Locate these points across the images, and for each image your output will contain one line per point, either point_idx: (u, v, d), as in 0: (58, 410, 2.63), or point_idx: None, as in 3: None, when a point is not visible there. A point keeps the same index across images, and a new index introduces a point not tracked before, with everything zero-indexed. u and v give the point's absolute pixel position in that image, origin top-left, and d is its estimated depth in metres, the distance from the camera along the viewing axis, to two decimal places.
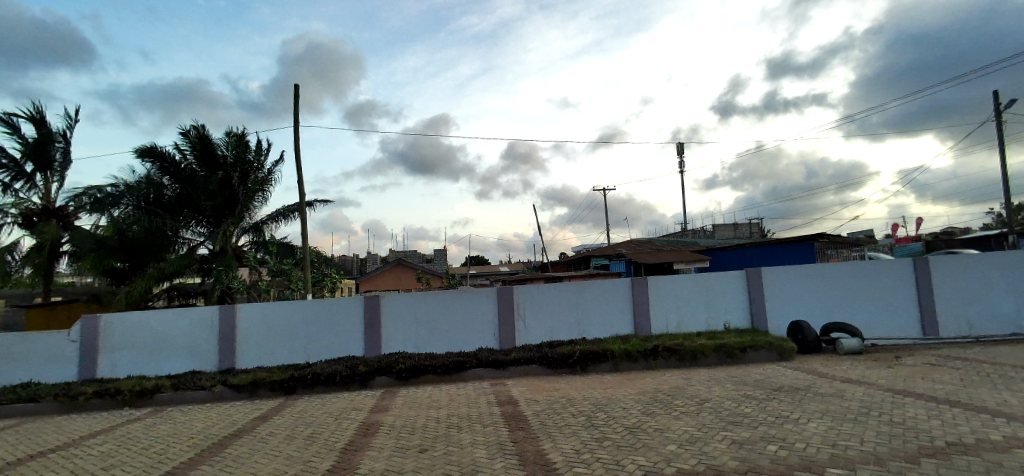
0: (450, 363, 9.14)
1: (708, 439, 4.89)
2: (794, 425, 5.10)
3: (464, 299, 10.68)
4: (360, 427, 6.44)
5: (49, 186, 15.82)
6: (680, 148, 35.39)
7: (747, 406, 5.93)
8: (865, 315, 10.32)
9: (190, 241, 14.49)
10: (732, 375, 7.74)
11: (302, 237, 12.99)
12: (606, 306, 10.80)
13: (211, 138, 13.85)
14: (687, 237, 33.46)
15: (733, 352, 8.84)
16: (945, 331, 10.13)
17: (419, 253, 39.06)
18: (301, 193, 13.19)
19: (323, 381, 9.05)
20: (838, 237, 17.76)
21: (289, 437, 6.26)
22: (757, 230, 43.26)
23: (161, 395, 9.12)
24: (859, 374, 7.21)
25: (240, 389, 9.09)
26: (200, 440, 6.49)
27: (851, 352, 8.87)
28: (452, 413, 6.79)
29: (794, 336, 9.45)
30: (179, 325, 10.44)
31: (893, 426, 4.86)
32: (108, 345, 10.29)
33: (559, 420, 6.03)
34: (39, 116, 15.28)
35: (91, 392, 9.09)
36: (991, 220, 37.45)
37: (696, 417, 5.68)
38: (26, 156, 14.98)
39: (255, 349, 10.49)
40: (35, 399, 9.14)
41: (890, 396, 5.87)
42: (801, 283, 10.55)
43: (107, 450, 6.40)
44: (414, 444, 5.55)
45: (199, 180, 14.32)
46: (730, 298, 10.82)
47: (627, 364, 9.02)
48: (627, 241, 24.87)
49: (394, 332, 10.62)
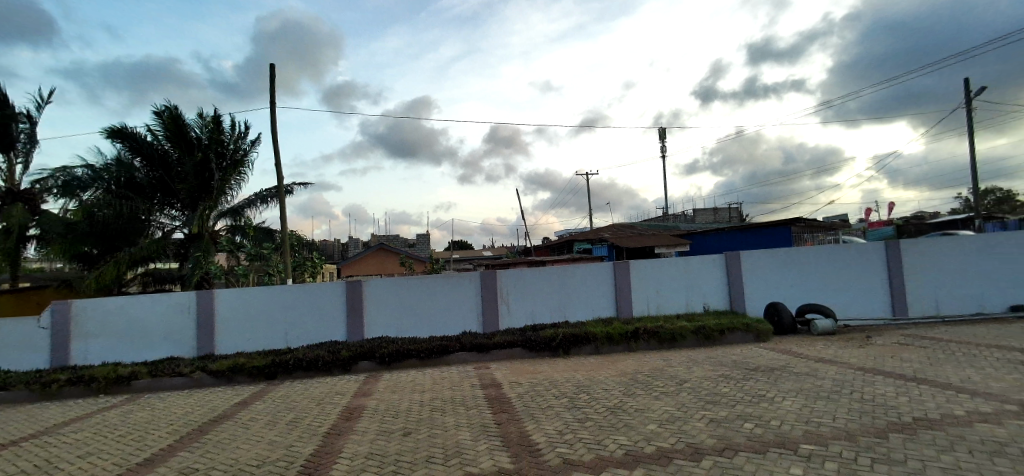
0: (433, 348, 9.15)
1: (687, 419, 5.00)
2: (770, 404, 5.24)
3: (447, 283, 10.66)
4: (343, 412, 6.43)
5: (13, 168, 15.23)
6: (661, 133, 35.58)
7: (725, 386, 6.07)
8: (839, 297, 10.62)
9: (164, 225, 14.15)
10: (710, 356, 7.91)
11: (281, 222, 12.76)
12: (588, 290, 10.90)
13: (185, 119, 13.46)
14: (668, 222, 33.83)
15: (712, 334, 9.03)
16: (914, 311, 10.49)
17: (401, 237, 38.78)
18: (279, 176, 12.93)
19: (305, 367, 8.99)
20: (814, 221, 18.13)
21: (270, 422, 6.22)
22: (736, 214, 43.95)
23: (137, 382, 8.96)
24: (832, 353, 7.44)
25: (220, 375, 8.98)
26: (179, 427, 6.42)
27: (824, 332, 9.13)
28: (436, 397, 6.82)
29: (770, 318, 9.67)
30: (155, 311, 10.23)
31: (863, 403, 5.03)
32: (80, 332, 10.04)
33: (542, 402, 6.10)
34: (0, 95, 14.63)
35: (64, 379, 8.90)
36: (960, 205, 38.61)
37: (676, 397, 5.80)
38: None
39: (234, 334, 10.35)
40: (4, 387, 8.90)
41: (861, 375, 6.07)
42: (779, 267, 10.78)
43: (83, 438, 6.29)
44: (397, 427, 5.57)
45: (173, 162, 13.94)
46: (709, 281, 11.01)
47: (609, 346, 9.13)
48: (610, 226, 25.06)
49: (377, 316, 10.58)
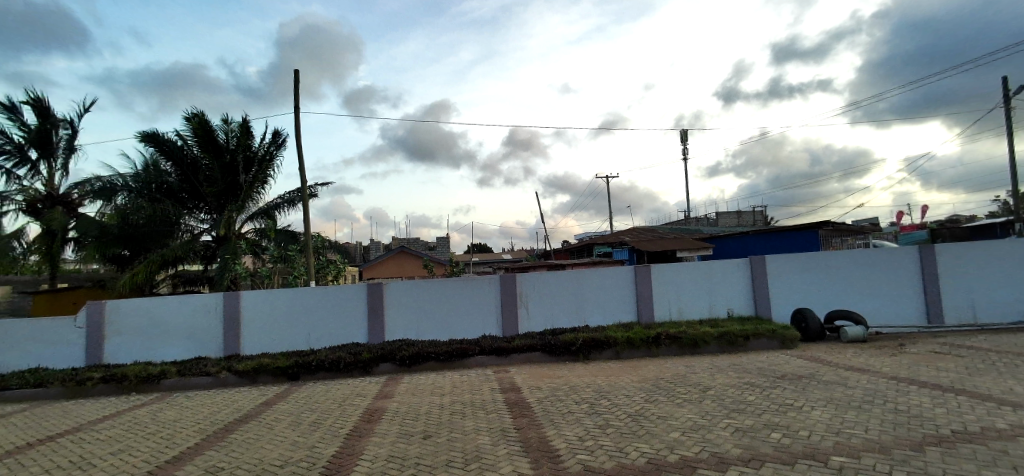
0: (452, 351, 9.17)
1: (711, 427, 4.88)
2: (798, 413, 5.10)
3: (467, 286, 10.67)
4: (364, 413, 6.48)
5: (52, 173, 15.81)
6: (684, 134, 35.13)
7: (750, 393, 5.93)
8: (869, 303, 10.29)
9: (193, 228, 14.52)
10: (735, 363, 7.74)
11: (305, 225, 12.96)
12: (608, 294, 10.79)
13: (212, 125, 13.76)
14: (689, 225, 33.32)
15: (736, 340, 8.84)
16: (950, 319, 10.10)
17: (421, 241, 39.07)
18: (303, 180, 13.14)
19: (327, 368, 9.09)
20: (842, 225, 17.65)
21: (293, 423, 6.30)
22: (760, 217, 43.03)
23: (165, 381, 9.18)
24: (863, 362, 7.19)
25: (245, 375, 9.14)
26: (206, 425, 6.56)
27: (855, 340, 8.84)
28: (455, 400, 6.82)
29: (797, 324, 9.42)
30: (183, 311, 10.48)
31: (897, 414, 4.85)
32: (113, 331, 10.34)
33: (562, 407, 6.04)
34: (41, 102, 15.22)
35: (98, 377, 9.17)
36: (998, 208, 37.07)
37: (699, 404, 5.68)
38: (30, 142, 14.96)
39: (259, 335, 10.54)
40: (42, 384, 9.23)
41: (894, 384, 5.85)
42: (805, 271, 10.50)
43: (116, 435, 6.48)
44: (417, 430, 5.59)
45: (202, 167, 14.30)
46: (733, 286, 10.79)
47: (629, 351, 9.01)
48: (631, 230, 24.86)
49: (397, 319, 10.65)
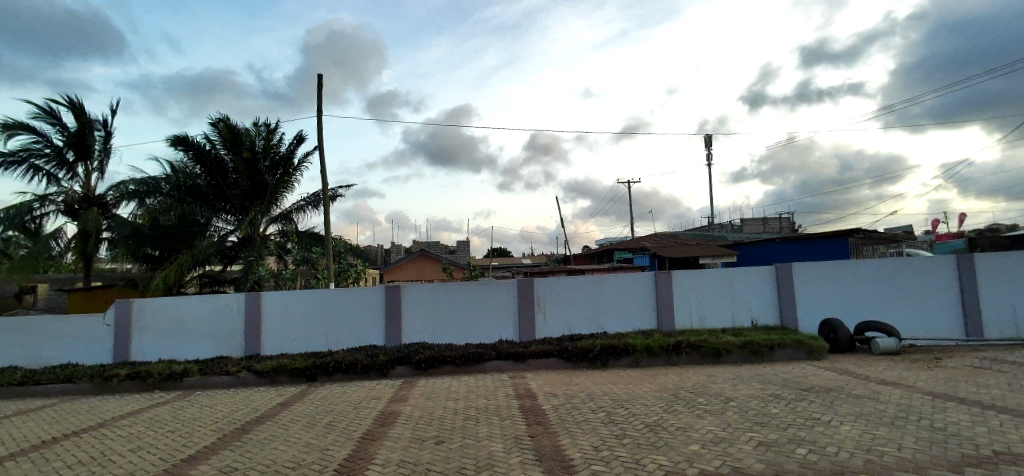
0: (469, 355, 9.10)
1: (733, 440, 4.69)
2: (825, 428, 4.86)
3: (484, 290, 10.62)
4: (378, 416, 6.46)
5: (88, 175, 16.36)
6: (707, 139, 34.62)
7: (774, 406, 5.69)
8: (901, 315, 9.87)
9: (220, 229, 14.82)
10: (759, 373, 7.48)
11: (326, 227, 13.09)
12: (628, 300, 10.60)
13: (239, 128, 14.07)
14: (713, 231, 32.73)
15: (760, 350, 8.55)
16: (990, 333, 9.59)
17: (443, 244, 39.22)
18: (324, 183, 13.29)
19: (344, 370, 9.12)
20: (873, 232, 17.05)
21: (308, 424, 6.32)
22: (787, 225, 42.04)
23: (188, 379, 9.34)
24: (895, 375, 6.87)
25: (264, 375, 9.23)
26: (223, 425, 6.60)
27: (887, 352, 8.45)
28: (469, 405, 6.73)
29: (825, 335, 9.06)
30: (207, 311, 10.67)
31: (933, 432, 4.57)
32: (139, 328, 10.58)
33: (578, 415, 5.90)
34: (78, 106, 15.77)
35: (124, 374, 9.37)
36: None
37: (720, 416, 5.47)
38: (68, 145, 15.50)
39: (279, 335, 10.65)
40: (72, 380, 9.48)
41: (929, 400, 5.55)
42: (834, 280, 10.13)
43: (137, 431, 6.60)
44: (430, 435, 5.52)
45: (229, 169, 14.62)
46: (758, 294, 10.47)
47: (649, 359, 8.80)
48: (652, 236, 24.54)
49: (414, 322, 10.64)
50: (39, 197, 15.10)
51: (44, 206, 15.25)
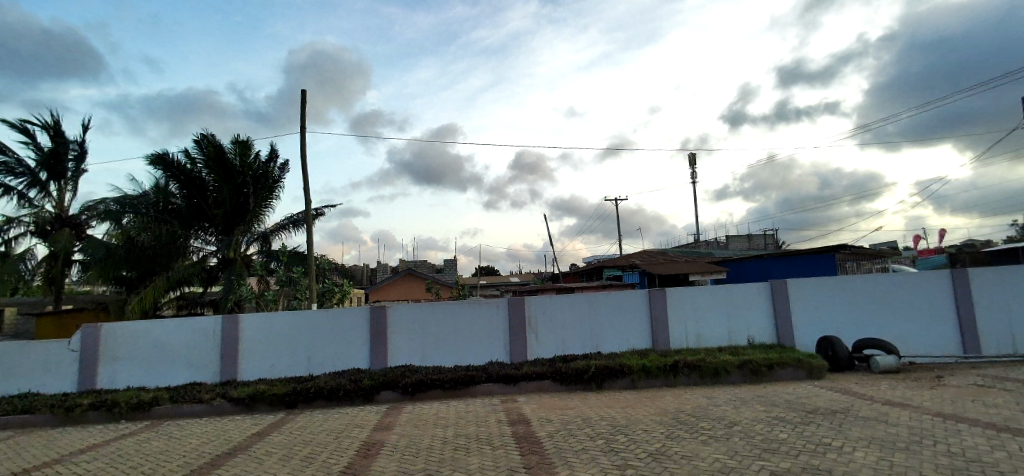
0: (458, 378, 8.69)
1: (743, 470, 4.40)
2: (839, 455, 4.59)
3: (473, 309, 10.27)
4: (361, 447, 6.03)
5: (62, 194, 15.76)
6: (690, 156, 35.03)
7: (781, 431, 5.40)
8: (898, 332, 9.74)
9: (199, 250, 14.29)
10: (760, 395, 7.23)
11: (308, 245, 12.66)
12: (623, 319, 10.32)
13: (221, 146, 13.70)
14: (700, 248, 32.83)
15: (760, 370, 8.30)
16: (987, 349, 9.49)
17: (429, 263, 38.70)
18: (307, 200, 12.89)
19: (326, 396, 8.65)
20: (860, 248, 17.11)
21: (284, 457, 5.87)
22: (771, 242, 42.42)
23: (158, 408, 8.78)
24: (899, 395, 6.66)
25: (240, 403, 8.71)
26: (191, 459, 6.10)
27: (887, 370, 8.26)
28: (459, 434, 6.32)
29: (824, 353, 8.86)
30: (181, 335, 10.13)
31: (953, 458, 4.32)
32: (107, 355, 9.99)
33: (576, 443, 5.55)
34: (52, 124, 15.24)
35: (88, 404, 8.78)
36: (1015, 232, 35.96)
37: (726, 442, 5.16)
38: (41, 163, 14.93)
39: (257, 360, 10.13)
40: (31, 411, 8.84)
41: (940, 422, 5.33)
42: (829, 295, 10.00)
43: (97, 468, 6.09)
44: (417, 469, 5.11)
45: (210, 188, 14.17)
46: (753, 311, 10.27)
47: (646, 381, 8.50)
48: (640, 253, 24.48)
49: (400, 343, 10.22)
50: (8, 217, 14.44)
51: (13, 227, 14.59)
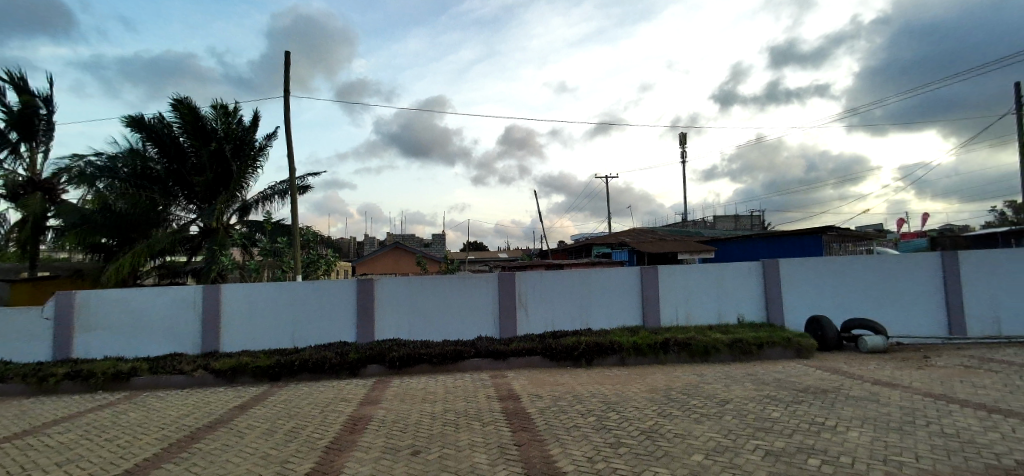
0: (447, 353, 8.57)
1: (737, 449, 4.33)
2: (834, 435, 4.54)
3: (462, 284, 10.10)
4: (346, 422, 5.89)
5: (35, 157, 15.11)
6: (681, 135, 34.90)
7: (774, 409, 5.36)
8: (886, 313, 9.80)
9: (179, 218, 13.85)
10: (749, 373, 7.22)
11: (292, 216, 12.29)
12: (613, 297, 10.25)
13: (200, 109, 13.15)
14: (687, 228, 32.96)
15: (750, 349, 8.29)
16: (972, 331, 9.61)
17: (417, 237, 38.30)
18: (291, 169, 12.46)
19: (311, 369, 8.48)
20: (846, 231, 17.19)
21: (266, 432, 5.69)
22: (758, 224, 42.66)
23: (137, 379, 8.54)
24: (888, 375, 6.68)
25: (222, 375, 8.51)
26: (170, 432, 5.91)
27: (874, 350, 8.31)
28: (448, 409, 6.20)
29: (813, 333, 8.88)
30: (161, 305, 9.83)
31: (947, 439, 4.30)
32: (83, 324, 9.67)
33: (567, 420, 5.47)
34: (21, 83, 14.47)
35: (62, 374, 8.51)
36: (995, 218, 36.30)
37: (719, 421, 5.10)
38: (11, 123, 14.24)
39: (240, 331, 9.89)
40: (3, 380, 8.55)
41: (931, 402, 5.33)
42: (819, 277, 10.01)
43: (70, 440, 5.86)
44: (405, 444, 4.98)
45: (189, 154, 13.63)
46: (744, 291, 10.26)
47: (636, 358, 8.45)
48: (630, 232, 24.47)
49: (387, 317, 10.04)
50: None
51: None
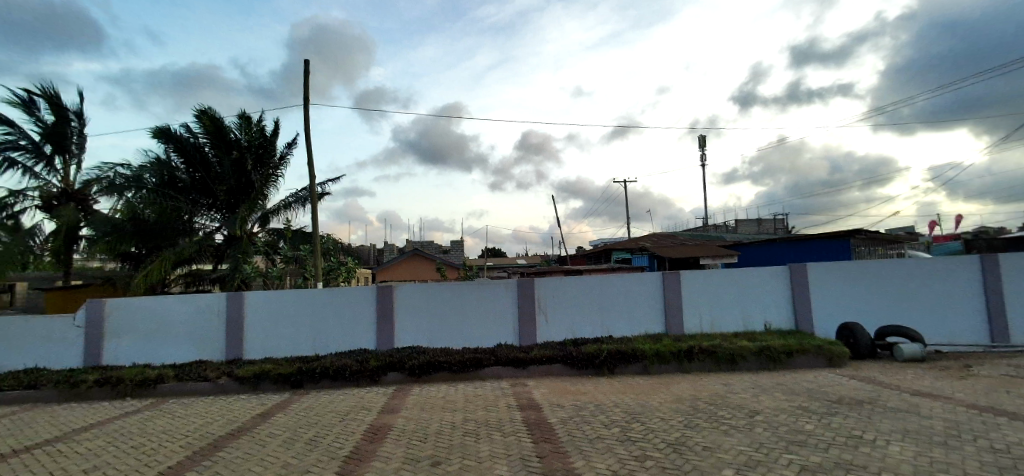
0: (466, 360, 8.49)
1: (769, 463, 4.15)
2: (872, 449, 4.32)
3: (481, 290, 10.04)
4: (367, 431, 5.84)
5: (68, 169, 15.58)
6: (700, 137, 34.44)
7: (807, 421, 5.15)
8: (922, 320, 9.41)
9: (204, 227, 14.11)
10: (779, 382, 6.98)
11: (313, 223, 12.41)
12: (635, 303, 10.06)
13: (223, 120, 13.41)
14: (709, 232, 32.45)
15: (778, 357, 8.03)
16: (1016, 338, 9.16)
17: (436, 244, 38.44)
18: (311, 177, 12.59)
19: (332, 376, 8.49)
20: (876, 233, 16.63)
21: (287, 441, 5.67)
22: (781, 228, 41.76)
23: (162, 386, 8.65)
24: (927, 385, 6.38)
25: (244, 382, 8.57)
26: (193, 440, 5.95)
27: (911, 359, 7.97)
28: (468, 418, 6.12)
29: (844, 340, 8.58)
30: (186, 312, 9.97)
31: (996, 455, 4.06)
32: (112, 331, 9.86)
33: (590, 430, 5.33)
34: (54, 97, 14.96)
35: (92, 380, 8.67)
36: None
37: (750, 433, 4.91)
38: (46, 136, 14.72)
39: (262, 338, 9.98)
40: (35, 386, 8.75)
41: (975, 415, 5.06)
42: (849, 282, 9.68)
43: (97, 447, 5.94)
44: (425, 455, 4.91)
45: (213, 164, 13.90)
46: (770, 296, 9.98)
47: (659, 366, 8.25)
48: (650, 237, 24.16)
49: (406, 324, 10.02)
50: (14, 192, 14.27)
51: (19, 202, 14.42)
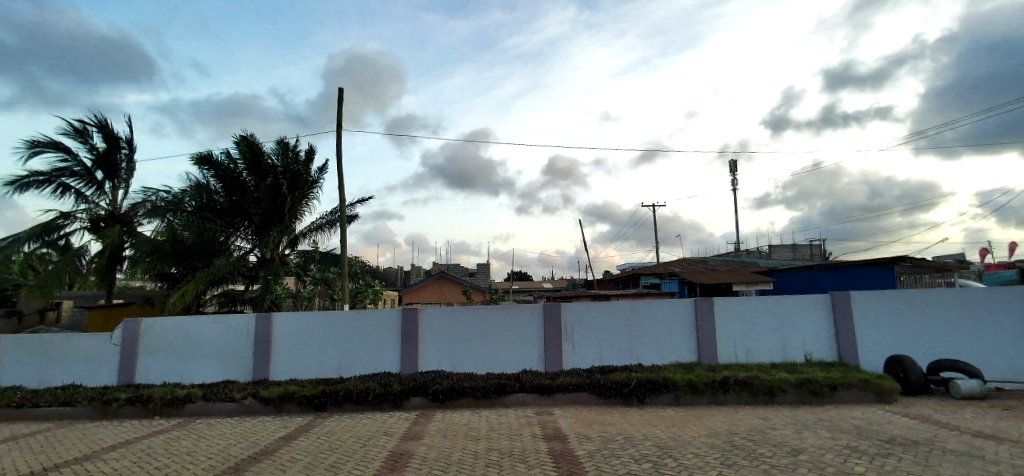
0: (490, 386, 8.28)
1: None
2: None
3: (507, 314, 9.87)
4: (388, 458, 5.70)
5: (116, 192, 16.30)
6: (731, 162, 33.93)
7: (857, 463, 4.75)
8: (979, 354, 8.77)
9: (239, 249, 14.45)
10: (823, 418, 6.53)
11: (342, 245, 12.54)
12: (666, 330, 9.71)
13: (260, 146, 13.84)
14: (742, 258, 31.56)
15: (821, 390, 7.56)
16: None
17: (463, 267, 38.56)
18: (341, 200, 12.80)
19: (355, 399, 8.40)
20: (922, 261, 15.80)
21: (308, 466, 5.57)
22: (818, 254, 40.32)
23: (190, 406, 8.72)
24: (990, 426, 5.86)
25: (269, 403, 8.55)
26: (216, 462, 5.90)
27: (969, 396, 7.39)
28: (492, 448, 5.91)
29: (893, 374, 8.04)
30: (217, 332, 10.11)
31: None
32: (146, 349, 10.06)
33: (619, 465, 5.05)
34: (106, 125, 15.76)
35: (124, 398, 8.81)
36: None
37: (793, 474, 4.55)
38: (97, 162, 15.46)
39: (289, 359, 10.01)
40: (71, 403, 8.94)
41: None
42: (896, 312, 9.14)
43: (122, 467, 5.95)
44: None
45: (249, 188, 14.31)
46: (810, 325, 9.49)
47: (692, 397, 7.87)
48: (681, 262, 23.63)
49: (431, 347, 9.91)
50: (65, 214, 14.94)
51: (69, 223, 15.08)
